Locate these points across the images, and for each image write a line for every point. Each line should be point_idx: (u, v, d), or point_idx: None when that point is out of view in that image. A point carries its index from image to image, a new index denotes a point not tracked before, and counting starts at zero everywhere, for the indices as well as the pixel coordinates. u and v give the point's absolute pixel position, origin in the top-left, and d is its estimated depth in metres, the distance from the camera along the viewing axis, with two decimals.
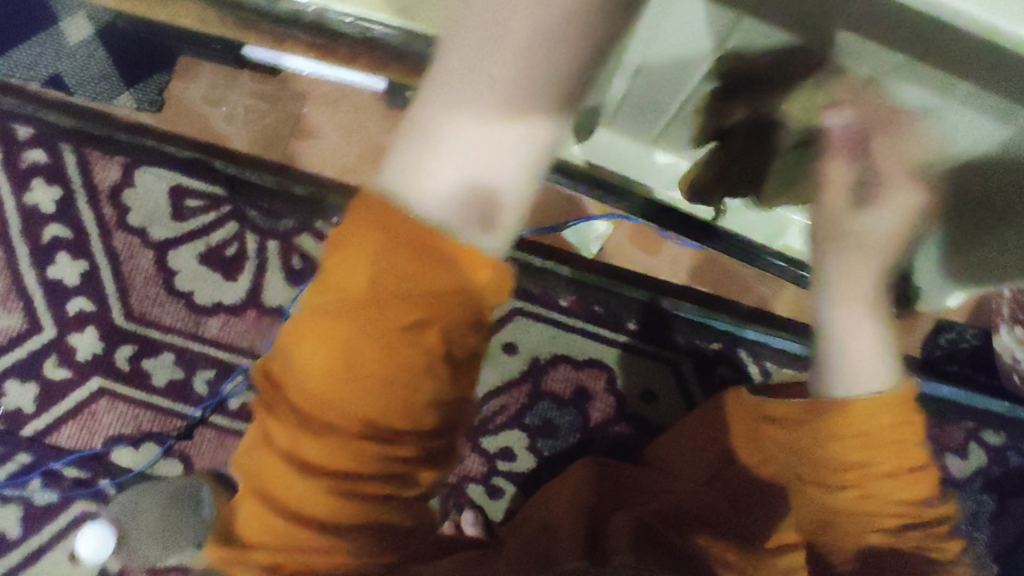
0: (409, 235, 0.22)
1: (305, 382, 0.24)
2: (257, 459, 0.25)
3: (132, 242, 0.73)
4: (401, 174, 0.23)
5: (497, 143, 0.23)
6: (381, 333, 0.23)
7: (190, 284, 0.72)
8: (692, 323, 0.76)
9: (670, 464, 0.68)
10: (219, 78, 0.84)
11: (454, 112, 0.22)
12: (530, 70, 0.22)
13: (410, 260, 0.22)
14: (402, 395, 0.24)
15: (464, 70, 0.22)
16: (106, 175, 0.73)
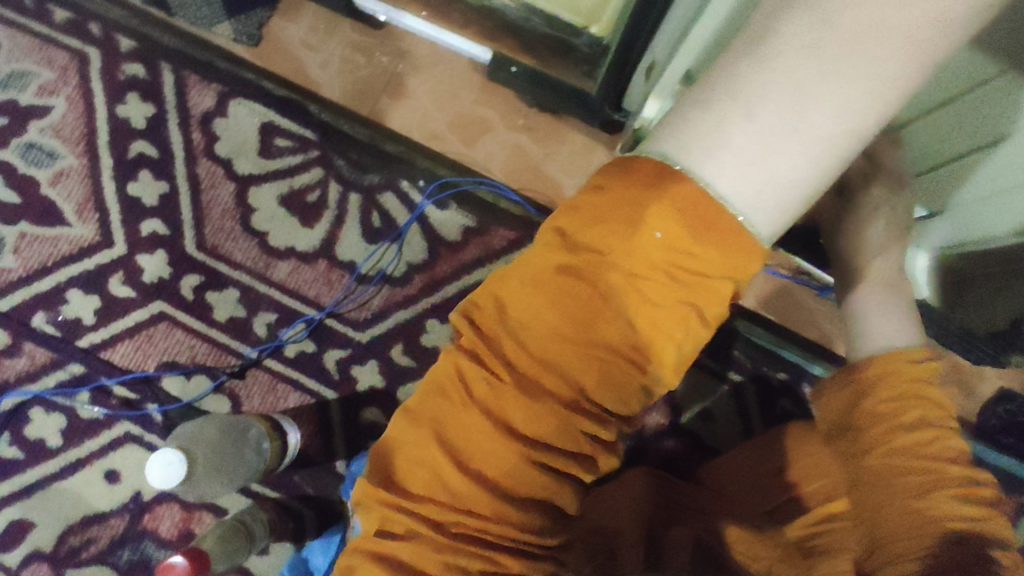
0: (693, 213, 0.27)
1: (540, 329, 0.27)
2: (449, 404, 0.28)
3: (215, 172, 0.71)
4: (702, 151, 0.27)
5: (805, 150, 0.27)
6: (632, 301, 0.27)
7: (266, 224, 0.71)
8: (760, 348, 0.74)
9: (726, 488, 0.66)
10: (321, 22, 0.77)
11: (773, 109, 0.26)
12: (857, 96, 0.26)
13: (682, 236, 0.27)
14: (628, 366, 0.28)
15: (791, 77, 0.26)
16: (200, 101, 0.73)
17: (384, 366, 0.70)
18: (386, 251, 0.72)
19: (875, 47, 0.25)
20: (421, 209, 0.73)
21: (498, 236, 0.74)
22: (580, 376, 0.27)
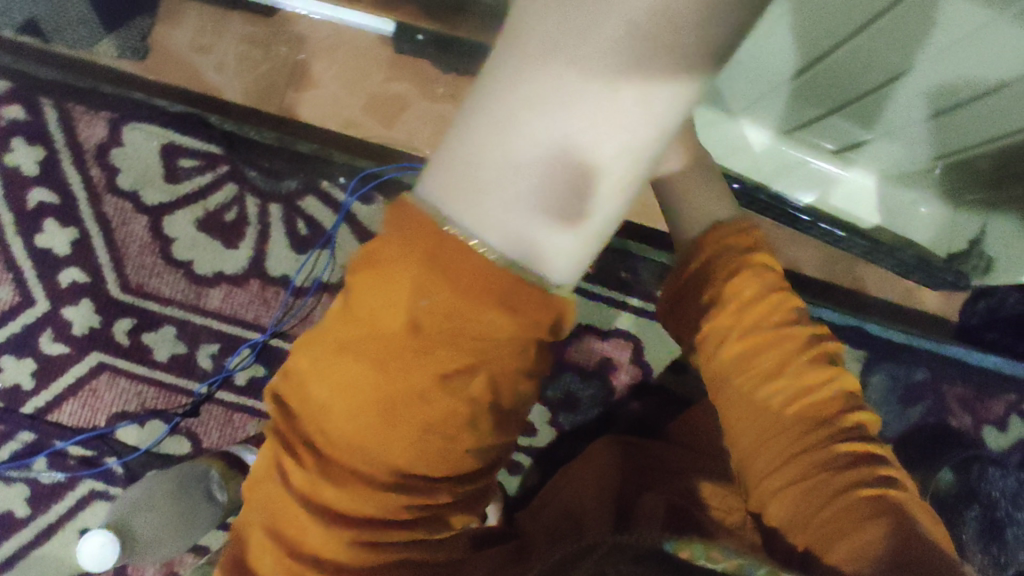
0: (465, 266, 0.20)
1: (330, 420, 0.22)
2: (271, 493, 0.24)
3: (123, 208, 0.67)
4: (455, 198, 0.20)
5: (581, 177, 0.19)
6: (426, 374, 0.21)
7: (188, 253, 0.68)
8: None
9: (694, 440, 0.66)
10: (207, 21, 0.78)
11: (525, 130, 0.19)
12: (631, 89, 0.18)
13: (462, 296, 0.20)
14: (434, 445, 0.22)
15: (540, 79, 0.18)
16: (92, 133, 0.67)
17: None
18: (318, 259, 0.69)
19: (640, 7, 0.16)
20: (347, 207, 0.69)
21: None
22: (387, 466, 0.22)
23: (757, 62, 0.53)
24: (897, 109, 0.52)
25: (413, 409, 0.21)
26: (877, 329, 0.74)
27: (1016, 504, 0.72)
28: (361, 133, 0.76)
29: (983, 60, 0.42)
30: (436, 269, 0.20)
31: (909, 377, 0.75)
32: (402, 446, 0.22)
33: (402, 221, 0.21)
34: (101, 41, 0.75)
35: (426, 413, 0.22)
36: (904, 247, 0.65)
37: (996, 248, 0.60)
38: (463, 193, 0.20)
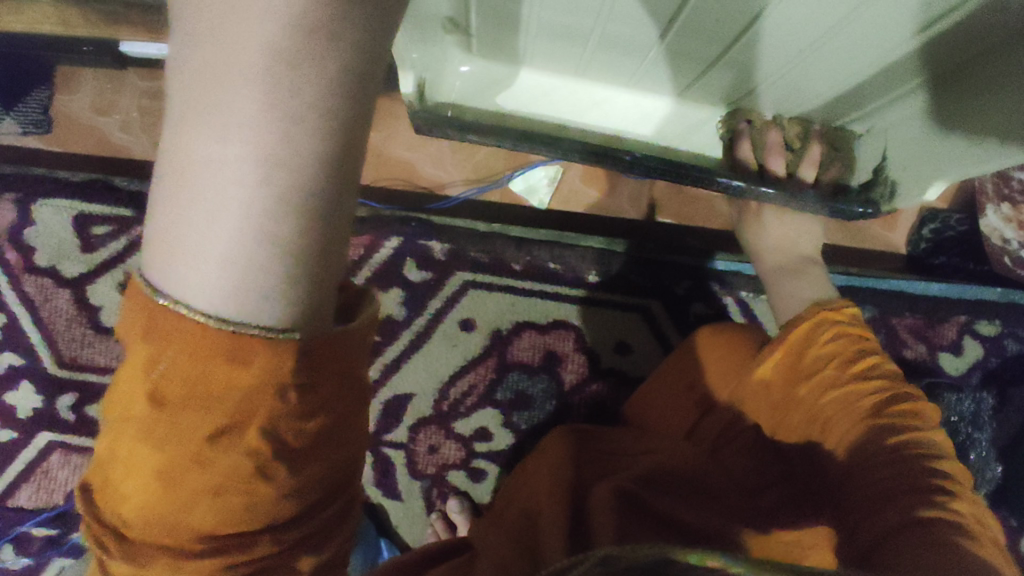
0: (180, 330, 0.20)
1: (120, 508, 0.23)
2: None
3: (43, 285, 0.67)
4: (160, 264, 0.20)
5: (259, 218, 0.19)
6: (186, 445, 0.22)
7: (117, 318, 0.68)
8: (653, 264, 0.71)
9: (647, 423, 0.67)
10: (105, 82, 0.77)
11: (196, 185, 0.19)
12: (274, 126, 0.18)
13: (192, 360, 0.21)
14: (217, 512, 0.23)
15: (192, 134, 0.19)
16: (1, 217, 0.67)
17: None
18: None
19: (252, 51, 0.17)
20: None
21: (356, 247, 0.69)
22: (188, 532, 0.23)
23: (626, 34, 0.53)
24: (773, 49, 0.51)
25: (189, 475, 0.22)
26: None
27: (977, 426, 0.68)
28: None
29: None
30: (161, 339, 0.21)
31: None
32: (189, 510, 0.23)
33: (131, 296, 0.21)
34: (2, 119, 0.75)
35: (196, 481, 0.22)
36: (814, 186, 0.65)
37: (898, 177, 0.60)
38: (163, 258, 0.20)
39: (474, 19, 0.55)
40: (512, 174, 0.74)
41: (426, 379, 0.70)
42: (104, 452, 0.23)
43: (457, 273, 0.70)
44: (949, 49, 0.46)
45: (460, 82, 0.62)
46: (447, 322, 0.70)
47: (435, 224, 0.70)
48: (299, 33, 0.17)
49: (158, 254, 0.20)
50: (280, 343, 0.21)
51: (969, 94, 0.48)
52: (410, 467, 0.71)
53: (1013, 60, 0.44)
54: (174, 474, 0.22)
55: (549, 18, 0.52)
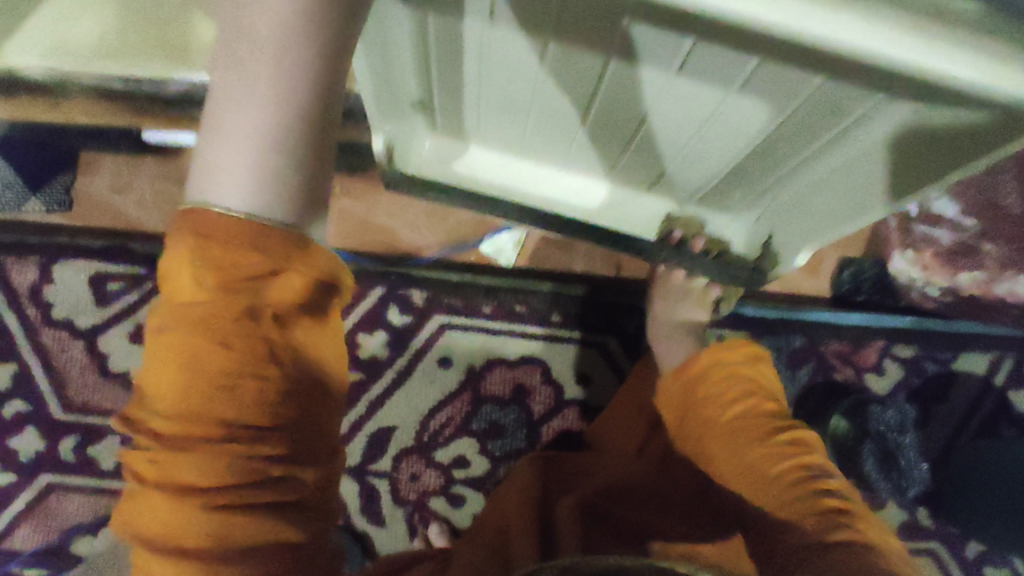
0: (219, 225, 0.27)
1: (158, 400, 0.26)
2: (135, 505, 0.26)
3: (60, 336, 0.74)
4: (204, 184, 0.28)
5: (277, 132, 0.28)
6: (219, 321, 0.26)
7: (124, 364, 0.74)
8: (608, 305, 0.81)
9: (605, 444, 0.74)
10: (123, 167, 0.88)
11: (229, 119, 0.28)
12: (284, 68, 0.28)
13: (225, 246, 0.27)
14: (236, 391, 0.26)
15: (233, 84, 0.28)
16: (24, 277, 0.75)
17: None
18: None
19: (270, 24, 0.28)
20: None
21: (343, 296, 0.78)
22: (212, 413, 0.26)
23: (552, 117, 0.63)
24: (664, 139, 0.60)
25: (238, 360, 0.26)
26: (749, 310, 0.84)
27: (903, 432, 0.78)
28: None
29: (689, 98, 0.51)
30: (202, 238, 0.27)
31: (789, 346, 0.83)
32: (214, 397, 0.26)
33: (181, 217, 0.28)
34: (27, 200, 0.85)
35: (221, 356, 0.26)
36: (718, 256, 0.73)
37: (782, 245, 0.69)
38: (207, 176, 0.28)
39: (438, 102, 0.66)
40: (482, 239, 0.80)
41: (408, 413, 0.77)
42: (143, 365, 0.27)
43: (435, 316, 0.79)
44: (797, 141, 0.53)
45: (423, 154, 0.73)
46: (427, 360, 0.78)
47: (413, 275, 0.79)
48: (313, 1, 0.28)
49: (202, 178, 0.28)
50: (286, 233, 0.28)
51: (839, 172, 0.54)
52: (394, 495, 0.76)
53: (863, 144, 0.50)
54: (203, 350, 0.26)
55: (494, 102, 0.63)
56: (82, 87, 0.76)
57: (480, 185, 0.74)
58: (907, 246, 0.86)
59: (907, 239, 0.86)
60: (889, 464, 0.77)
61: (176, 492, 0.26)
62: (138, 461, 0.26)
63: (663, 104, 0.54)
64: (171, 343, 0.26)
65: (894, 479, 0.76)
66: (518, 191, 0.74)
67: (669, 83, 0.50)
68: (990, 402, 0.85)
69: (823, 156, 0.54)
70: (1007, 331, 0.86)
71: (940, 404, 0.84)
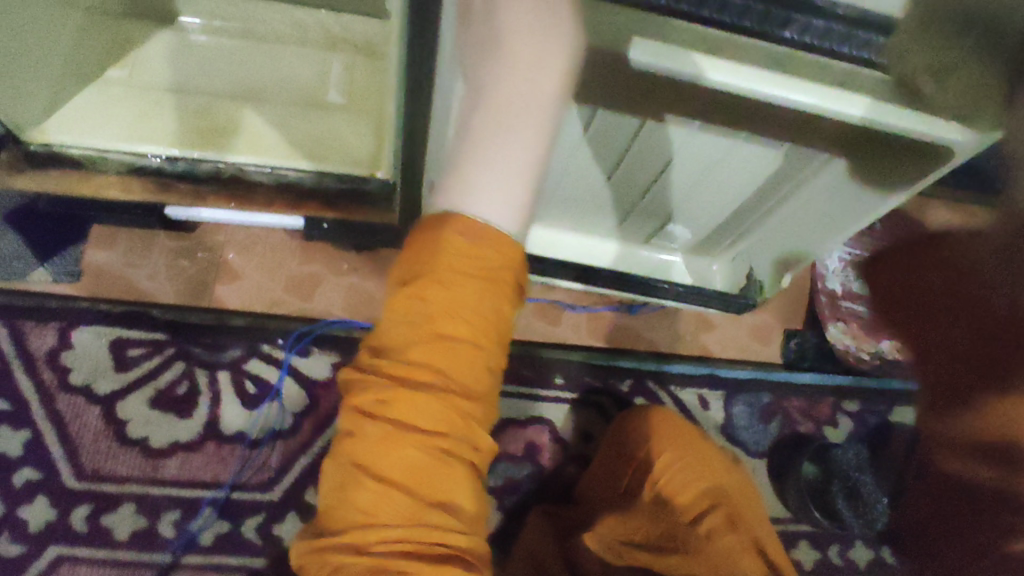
0: (462, 240, 0.38)
1: (404, 351, 0.38)
2: (366, 426, 0.38)
3: (76, 402, 0.74)
4: (460, 193, 0.39)
5: (517, 165, 0.39)
6: (457, 306, 0.38)
7: (143, 430, 0.74)
8: (603, 366, 0.90)
9: (587, 493, 0.80)
10: (137, 241, 0.91)
11: (484, 151, 0.38)
12: (527, 120, 0.38)
13: (463, 257, 0.38)
14: (459, 357, 0.38)
15: (492, 126, 0.38)
16: (42, 341, 0.75)
17: (299, 513, 0.74)
18: (269, 410, 0.78)
19: (524, 83, 0.38)
20: (286, 363, 0.80)
21: None
22: (442, 371, 0.38)
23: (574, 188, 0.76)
24: (673, 185, 0.72)
25: (451, 340, 0.38)
26: (723, 370, 0.94)
27: (863, 471, 0.86)
28: (284, 304, 0.91)
29: (700, 150, 0.65)
30: (447, 247, 0.38)
31: (758, 403, 0.94)
32: (444, 358, 0.38)
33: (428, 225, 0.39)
34: (35, 269, 0.87)
35: (458, 328, 0.38)
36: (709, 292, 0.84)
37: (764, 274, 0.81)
38: (463, 189, 0.39)
39: None
40: None
41: None
42: (393, 328, 0.39)
43: None
44: (777, 178, 0.67)
45: None
46: None
47: None
48: (550, 65, 0.38)
49: (457, 188, 0.39)
50: (508, 244, 0.39)
51: (803, 206, 0.68)
52: None
53: (825, 180, 0.63)
54: (446, 325, 0.38)
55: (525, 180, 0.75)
56: (117, 162, 0.81)
57: None
58: (837, 319, 0.97)
59: (838, 312, 0.97)
60: (855, 501, 0.84)
61: (403, 421, 0.37)
62: (375, 392, 0.38)
63: (681, 166, 0.68)
64: (419, 317, 0.38)
65: (864, 515, 0.83)
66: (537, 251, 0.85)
67: (690, 135, 0.63)
68: (924, 449, 0.98)
69: (794, 205, 0.69)
70: None
71: (887, 451, 0.97)
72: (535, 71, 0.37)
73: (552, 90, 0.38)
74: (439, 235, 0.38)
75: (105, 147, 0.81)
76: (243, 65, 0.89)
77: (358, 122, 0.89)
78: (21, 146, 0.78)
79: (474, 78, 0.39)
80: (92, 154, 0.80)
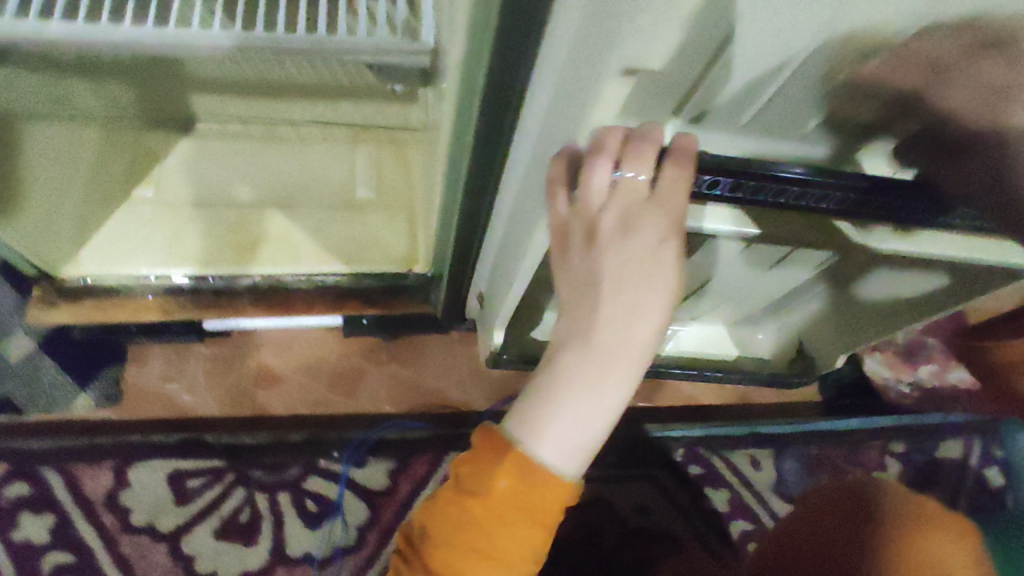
0: (521, 458, 0.34)
1: (443, 558, 0.34)
2: None
3: (138, 542, 0.73)
4: (533, 426, 0.34)
5: (606, 411, 0.34)
6: (510, 527, 0.33)
7: (211, 563, 0.74)
8: (653, 438, 0.90)
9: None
10: (172, 356, 0.90)
11: (571, 392, 0.34)
12: (622, 364, 0.34)
13: (520, 475, 0.33)
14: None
15: (587, 367, 0.33)
16: (97, 484, 0.75)
17: None
18: (334, 528, 0.77)
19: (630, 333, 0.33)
20: (346, 475, 0.80)
21: (421, 462, 0.83)
22: None
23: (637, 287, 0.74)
24: (722, 283, 0.73)
25: (502, 566, 0.34)
26: (767, 428, 0.95)
27: None
28: (329, 403, 0.90)
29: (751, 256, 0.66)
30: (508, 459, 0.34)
31: (803, 455, 0.95)
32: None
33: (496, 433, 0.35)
34: (77, 396, 0.84)
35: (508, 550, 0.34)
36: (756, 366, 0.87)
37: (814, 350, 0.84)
38: (538, 424, 0.34)
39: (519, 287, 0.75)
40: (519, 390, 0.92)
41: None
42: (440, 522, 0.35)
43: None
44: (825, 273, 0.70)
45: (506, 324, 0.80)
46: None
47: None
48: (657, 313, 0.33)
49: (531, 420, 0.34)
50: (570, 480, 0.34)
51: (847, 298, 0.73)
52: None
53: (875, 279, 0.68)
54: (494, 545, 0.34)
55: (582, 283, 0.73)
56: (156, 287, 0.79)
57: None
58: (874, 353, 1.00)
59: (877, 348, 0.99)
60: None
61: None
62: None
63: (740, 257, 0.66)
64: (468, 528, 0.34)
65: None
66: None
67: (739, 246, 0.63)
68: (969, 482, 1.00)
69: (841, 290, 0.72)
70: (963, 418, 1.03)
71: (934, 488, 0.98)
72: (643, 319, 0.33)
73: (651, 349, 0.34)
74: (496, 457, 0.34)
75: (143, 274, 0.80)
76: (269, 169, 0.88)
77: (391, 217, 0.88)
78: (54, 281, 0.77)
79: (569, 307, 0.34)
80: (130, 282, 0.79)
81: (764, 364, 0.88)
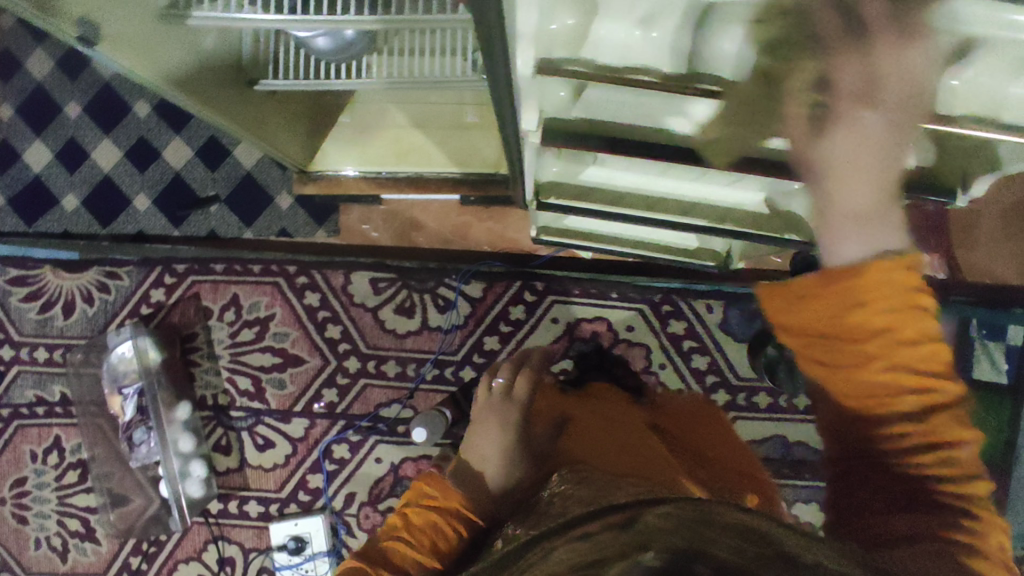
0: (417, 511, 0.95)
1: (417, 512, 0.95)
2: (403, 523, 0.93)
3: (358, 311, 1.50)
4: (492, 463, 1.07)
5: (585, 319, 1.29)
6: (426, 512, 0.94)
7: (393, 324, 1.50)
8: (642, 285, 1.46)
9: (600, 422, 1.09)
10: (367, 210, 1.57)
11: (543, 416, 1.18)
12: (548, 437, 1.11)
13: (421, 509, 0.96)
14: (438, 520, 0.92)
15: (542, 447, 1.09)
16: (337, 280, 1.51)
17: (471, 366, 1.47)
18: (451, 314, 1.48)
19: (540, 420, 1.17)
20: (459, 289, 1.49)
21: (500, 284, 1.48)
22: (416, 518, 0.93)
23: (612, 226, 1.23)
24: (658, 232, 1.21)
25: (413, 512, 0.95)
26: (729, 287, 1.45)
27: None
28: (452, 245, 1.54)
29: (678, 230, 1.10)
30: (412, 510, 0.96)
31: (746, 308, 1.45)
32: (422, 514, 0.93)
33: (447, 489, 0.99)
34: (317, 231, 1.56)
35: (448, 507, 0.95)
36: (706, 258, 1.34)
37: (739, 257, 1.28)
38: (505, 457, 1.07)
39: (543, 221, 1.27)
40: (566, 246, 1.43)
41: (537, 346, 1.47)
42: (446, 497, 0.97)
43: (548, 296, 1.47)
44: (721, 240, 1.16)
45: (541, 232, 1.35)
46: (545, 319, 1.47)
47: (536, 272, 1.48)
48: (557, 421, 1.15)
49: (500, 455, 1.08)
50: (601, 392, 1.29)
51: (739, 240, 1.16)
52: None
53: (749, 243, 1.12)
54: (415, 514, 0.94)
55: (575, 220, 1.24)
56: (357, 175, 1.48)
57: (574, 241, 1.37)
58: None
59: None
60: None
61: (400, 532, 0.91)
62: (393, 528, 0.94)
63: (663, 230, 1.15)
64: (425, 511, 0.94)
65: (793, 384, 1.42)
66: (592, 241, 1.36)
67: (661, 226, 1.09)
68: None
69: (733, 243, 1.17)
70: None
71: None
72: (562, 416, 1.16)
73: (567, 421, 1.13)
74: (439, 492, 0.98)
75: (347, 171, 1.48)
76: (419, 104, 1.40)
77: (488, 137, 1.40)
78: (307, 174, 1.49)
79: (564, 398, 1.23)
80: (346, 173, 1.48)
81: (712, 259, 1.34)
